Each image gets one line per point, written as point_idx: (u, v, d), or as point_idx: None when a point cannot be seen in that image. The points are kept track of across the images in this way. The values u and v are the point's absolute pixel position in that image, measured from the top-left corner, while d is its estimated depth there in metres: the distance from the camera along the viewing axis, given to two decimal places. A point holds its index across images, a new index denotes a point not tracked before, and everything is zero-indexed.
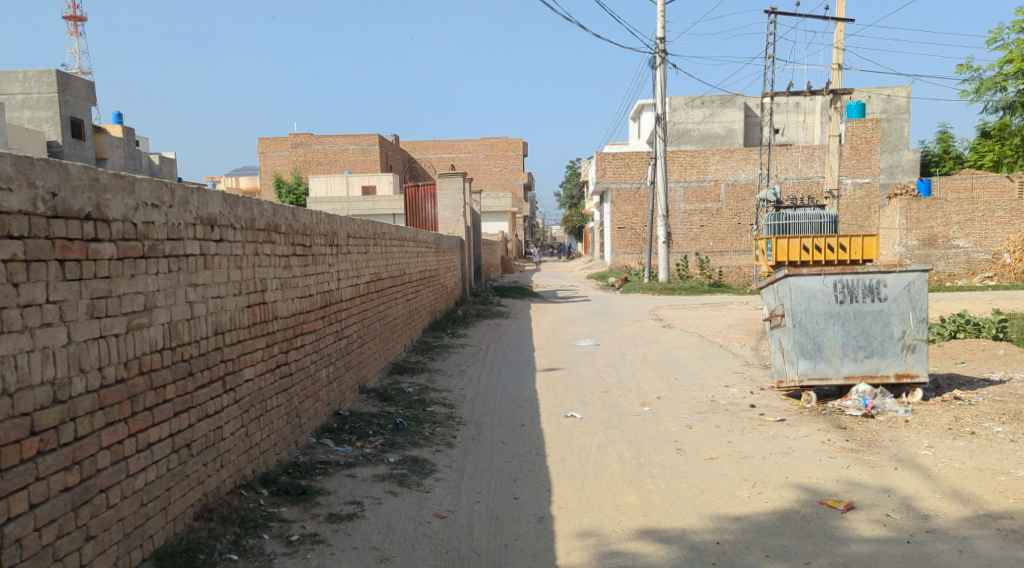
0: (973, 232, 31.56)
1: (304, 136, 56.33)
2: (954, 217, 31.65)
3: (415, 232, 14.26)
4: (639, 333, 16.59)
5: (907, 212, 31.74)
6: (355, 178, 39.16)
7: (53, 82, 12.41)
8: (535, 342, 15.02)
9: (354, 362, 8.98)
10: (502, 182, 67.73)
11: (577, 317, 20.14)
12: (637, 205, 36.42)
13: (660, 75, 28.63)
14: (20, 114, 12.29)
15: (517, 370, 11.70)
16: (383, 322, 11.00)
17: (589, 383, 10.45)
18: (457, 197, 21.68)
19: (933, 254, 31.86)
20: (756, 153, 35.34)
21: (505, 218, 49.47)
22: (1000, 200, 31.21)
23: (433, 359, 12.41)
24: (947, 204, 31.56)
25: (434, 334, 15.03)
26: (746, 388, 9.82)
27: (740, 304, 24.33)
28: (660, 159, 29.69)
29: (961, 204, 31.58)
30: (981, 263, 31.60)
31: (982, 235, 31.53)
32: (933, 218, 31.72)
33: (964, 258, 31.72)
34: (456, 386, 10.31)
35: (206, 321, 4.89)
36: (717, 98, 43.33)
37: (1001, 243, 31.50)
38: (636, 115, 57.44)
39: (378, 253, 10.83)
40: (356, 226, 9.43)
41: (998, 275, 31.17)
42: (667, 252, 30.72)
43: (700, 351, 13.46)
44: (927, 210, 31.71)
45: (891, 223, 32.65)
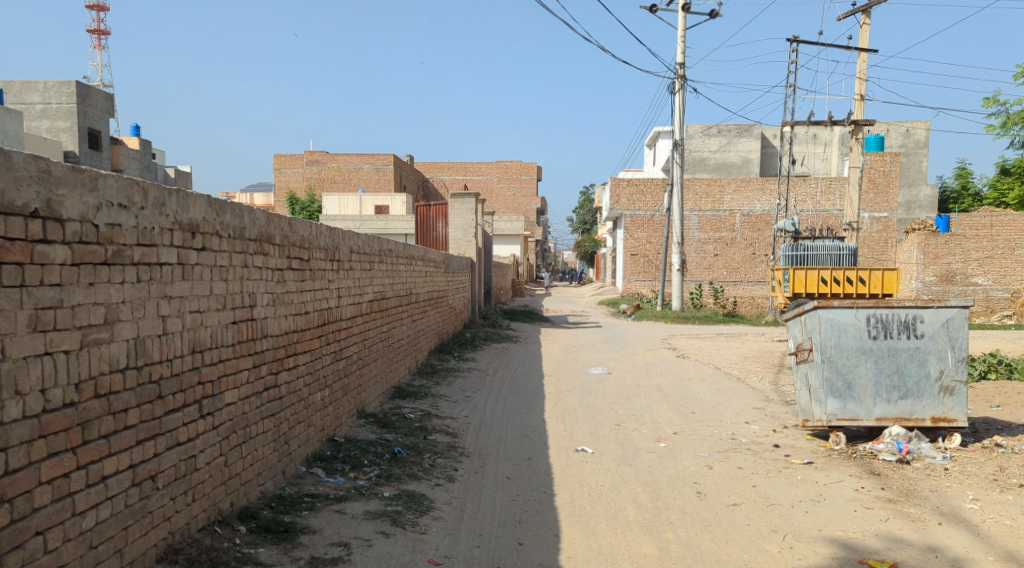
0: (993, 270, 30.90)
1: (319, 154, 56.23)
2: (973, 254, 30.99)
3: (423, 251, 13.79)
4: (652, 362, 16.00)
5: (925, 248, 31.17)
6: (368, 197, 38.87)
7: (73, 90, 10.38)
8: (543, 369, 14.44)
9: (353, 385, 8.46)
10: (515, 206, 67.43)
11: (587, 343, 19.57)
12: (650, 232, 35.91)
13: (679, 101, 28.22)
14: None
15: (526, 397, 11.14)
16: (387, 343, 10.50)
17: (600, 414, 9.87)
18: (470, 218, 21.19)
19: (951, 291, 31.17)
20: (773, 184, 34.84)
21: (517, 242, 49.08)
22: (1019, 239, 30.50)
23: (438, 383, 11.87)
24: (967, 240, 30.92)
25: (441, 357, 14.50)
26: (768, 426, 9.22)
27: (755, 336, 23.69)
28: (677, 185, 29.21)
29: (980, 241, 30.93)
30: (1000, 301, 30.89)
31: (1002, 273, 30.85)
32: (952, 254, 31.10)
33: (983, 295, 31.04)
34: (460, 413, 9.75)
35: (181, 338, 4.40)
36: (734, 127, 42.94)
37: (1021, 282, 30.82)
38: (651, 143, 57.13)
39: (384, 272, 10.36)
40: (361, 242, 8.96)
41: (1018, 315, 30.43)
42: (681, 280, 30.15)
43: (717, 384, 12.86)
44: (946, 246, 31.08)
45: (908, 257, 32.04)
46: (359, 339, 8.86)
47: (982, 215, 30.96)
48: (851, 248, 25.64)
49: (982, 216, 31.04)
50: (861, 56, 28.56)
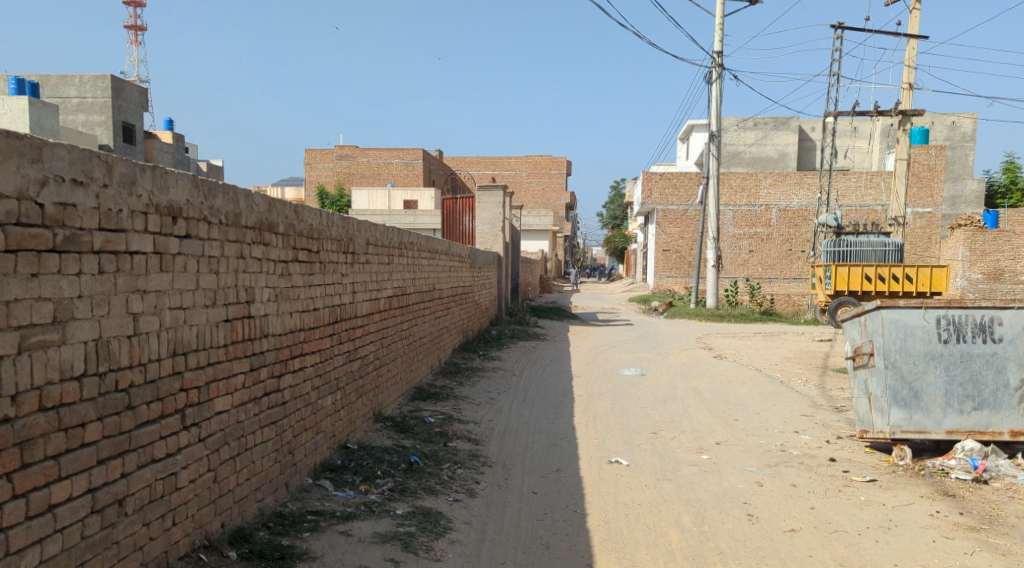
0: None
1: (349, 148, 55.87)
2: None
3: (447, 244, 13.18)
4: (688, 363, 15.26)
5: (972, 244, 29.94)
6: (397, 191, 38.39)
7: (109, 86, 11.50)
8: (572, 369, 13.77)
9: (369, 387, 7.85)
10: (545, 201, 66.71)
11: (619, 342, 18.86)
12: (683, 227, 35.03)
13: (715, 91, 27.34)
14: (74, 119, 11.40)
15: (554, 401, 10.49)
16: (408, 342, 9.89)
17: (635, 420, 9.21)
18: (497, 212, 20.72)
19: (999, 290, 30.00)
20: (811, 178, 33.79)
21: (546, 237, 48.35)
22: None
23: (461, 384, 11.25)
24: (1016, 237, 29.68)
25: (465, 356, 13.89)
26: (819, 436, 8.49)
27: (794, 335, 22.82)
28: (713, 178, 28.32)
29: None
30: None
31: None
32: (1000, 251, 29.85)
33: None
34: (483, 417, 9.11)
35: (159, 338, 3.79)
36: (770, 120, 41.81)
37: None
38: (684, 136, 56.14)
39: (404, 266, 9.73)
40: (379, 235, 8.34)
41: None
42: (716, 277, 29.28)
43: (758, 388, 12.12)
44: (993, 242, 29.86)
45: (953, 254, 30.85)
46: (375, 338, 8.23)
47: None
48: (896, 244, 24.62)
49: None
50: (908, 44, 27.45)
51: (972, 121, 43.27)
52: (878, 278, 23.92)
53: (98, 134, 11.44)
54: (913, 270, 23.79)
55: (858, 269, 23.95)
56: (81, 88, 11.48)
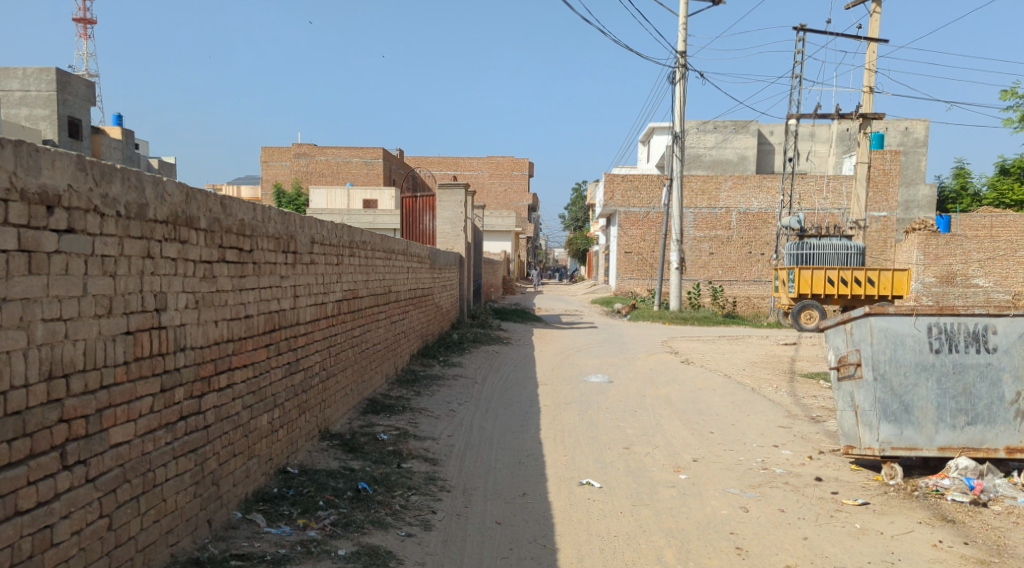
0: (995, 271, 29.89)
1: (307, 146, 54.57)
2: (974, 255, 29.92)
3: (405, 244, 12.44)
4: (655, 369, 14.66)
5: (926, 248, 30.03)
6: (356, 191, 37.44)
7: (53, 79, 10.62)
8: (537, 376, 13.07)
9: (313, 402, 7.09)
10: (506, 202, 66.12)
11: (584, 346, 18.23)
12: (645, 229, 34.66)
13: (679, 90, 26.95)
14: (16, 112, 10.60)
15: (518, 412, 9.79)
16: (360, 350, 9.14)
17: (605, 434, 8.57)
18: (458, 211, 19.88)
19: (951, 293, 30.04)
20: (772, 181, 33.68)
21: (508, 238, 47.74)
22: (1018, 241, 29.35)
23: (419, 394, 10.51)
24: (968, 241, 29.83)
25: (424, 362, 13.14)
26: (801, 451, 7.93)
27: (758, 339, 22.46)
28: (677, 179, 27.88)
29: (981, 242, 29.91)
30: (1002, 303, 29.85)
31: (1004, 275, 29.83)
32: (953, 255, 29.97)
33: (984, 297, 29.99)
34: (442, 432, 8.41)
35: (25, 358, 3.13)
36: (730, 123, 41.75)
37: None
38: (646, 139, 56.02)
39: (355, 267, 8.98)
40: (327, 232, 7.59)
41: None
42: (680, 279, 28.88)
43: (728, 396, 11.55)
44: (946, 246, 29.99)
45: (908, 257, 30.92)
46: (322, 347, 7.47)
47: (983, 215, 29.97)
48: (857, 247, 24.61)
49: (983, 217, 30.06)
50: (869, 47, 27.36)
51: (924, 127, 43.73)
52: (840, 281, 23.66)
53: (43, 130, 10.62)
54: (875, 273, 23.58)
55: (821, 272, 23.76)
56: (24, 81, 10.58)
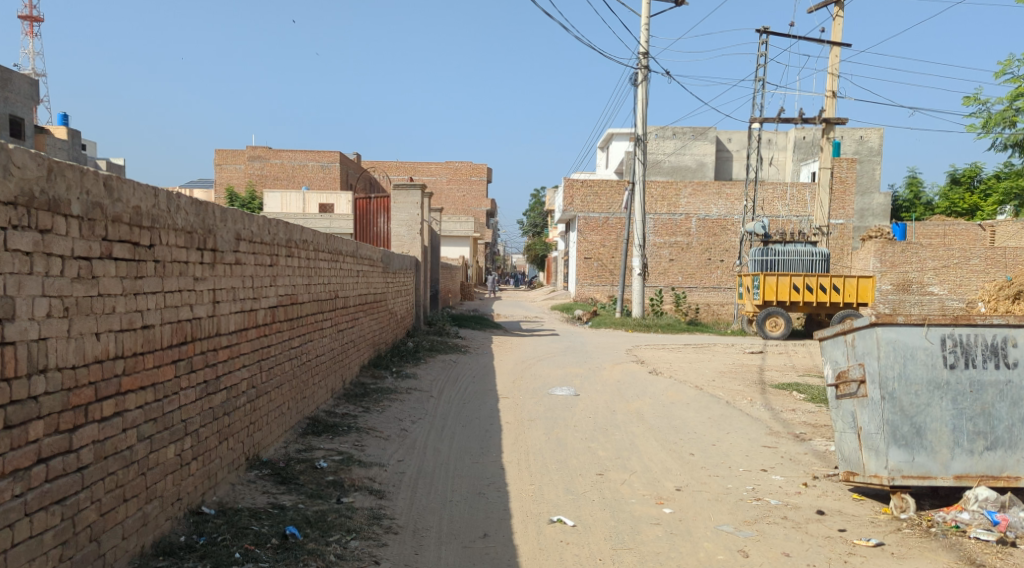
0: (948, 279, 29.65)
1: (261, 149, 52.99)
2: (929, 263, 29.74)
3: (354, 246, 11.43)
4: (621, 380, 13.77)
5: (882, 255, 29.78)
6: (311, 194, 36.20)
7: None
8: (498, 389, 12.09)
9: (239, 424, 6.09)
10: (465, 208, 65.16)
11: (546, 355, 17.31)
12: (605, 235, 33.96)
13: (641, 92, 26.19)
14: None
15: (476, 431, 8.84)
16: (299, 362, 8.12)
17: (575, 457, 7.69)
18: (415, 213, 18.90)
19: (907, 301, 29.93)
20: (731, 188, 33.26)
21: (466, 243, 46.78)
22: (974, 248, 29.24)
23: (369, 411, 9.50)
24: (922, 249, 29.65)
25: (375, 375, 12.07)
26: (795, 478, 7.11)
27: (723, 347, 21.79)
28: (639, 184, 27.16)
29: (936, 250, 29.66)
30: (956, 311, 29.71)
31: (957, 283, 29.59)
32: (909, 263, 29.77)
33: (939, 305, 29.82)
34: (392, 456, 7.43)
35: None
36: (689, 130, 41.41)
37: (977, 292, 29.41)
38: (605, 145, 55.51)
39: (295, 267, 7.97)
40: (258, 227, 6.60)
41: None
42: (642, 286, 28.17)
43: (701, 412, 10.70)
44: (902, 254, 29.77)
45: (865, 265, 30.63)
46: (250, 360, 6.45)
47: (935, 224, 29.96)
48: (821, 253, 24.02)
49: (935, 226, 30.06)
50: (831, 52, 26.96)
51: (878, 136, 43.96)
52: (805, 288, 23.17)
53: None
54: (840, 280, 23.14)
55: (786, 279, 23.18)
56: None
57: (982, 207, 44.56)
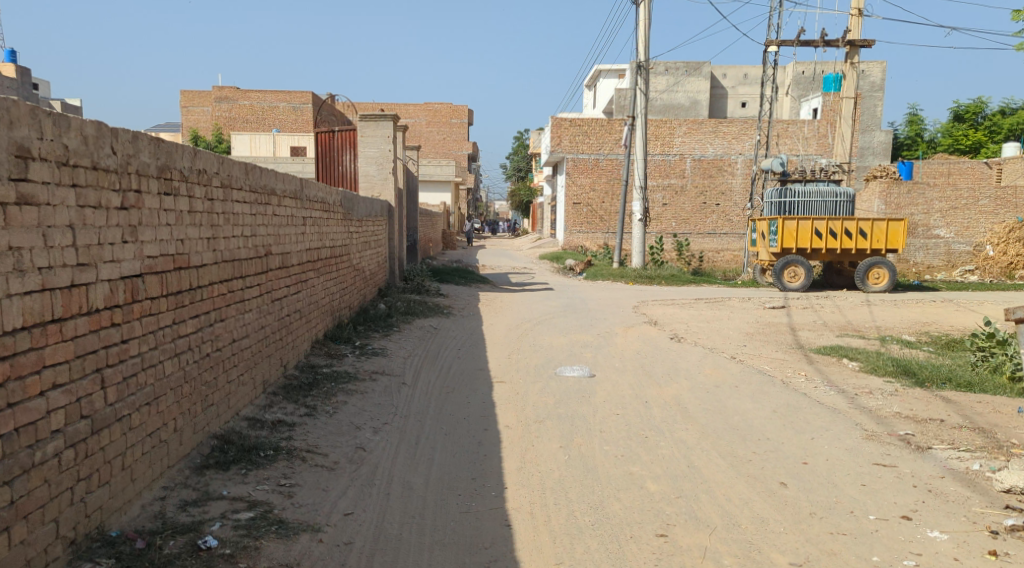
0: (956, 221, 27.00)
1: (228, 91, 49.46)
2: (935, 203, 27.03)
3: (298, 184, 8.69)
4: (640, 352, 11.10)
5: (887, 197, 26.97)
6: (281, 136, 33.11)
7: None
8: (491, 370, 9.53)
9: (50, 486, 3.68)
10: (445, 152, 61.87)
11: (543, 318, 14.60)
12: (595, 178, 31.06)
13: (643, 13, 22.90)
14: None
15: (464, 449, 6.34)
16: (195, 356, 5.49)
17: (616, 499, 5.20)
18: (385, 148, 15.97)
19: (911, 245, 27.24)
20: (728, 126, 30.37)
21: (447, 189, 43.73)
22: (983, 187, 26.64)
23: (313, 415, 6.90)
24: (930, 189, 26.87)
25: (331, 353, 9.39)
26: (967, 535, 4.58)
27: (738, 301, 19.12)
28: (641, 118, 24.16)
29: (943, 190, 26.98)
30: (963, 255, 27.04)
31: (964, 225, 26.95)
32: (915, 204, 27.06)
33: (945, 250, 27.15)
34: (332, 508, 4.93)
35: None
36: (682, 65, 38.23)
37: (985, 234, 26.88)
38: (591, 83, 52.19)
39: (182, 204, 5.31)
40: (83, 141, 4.00)
41: (981, 269, 26.35)
42: (643, 232, 25.40)
43: (757, 400, 8.04)
44: (908, 195, 27.02)
45: (868, 207, 27.79)
46: (75, 367, 3.91)
47: (941, 161, 27.10)
48: (847, 193, 20.90)
49: (940, 163, 27.17)
50: None
51: (881, 69, 40.83)
52: (829, 233, 20.26)
53: None
54: (867, 224, 20.25)
55: (807, 223, 20.21)
56: None
57: (986, 144, 41.58)
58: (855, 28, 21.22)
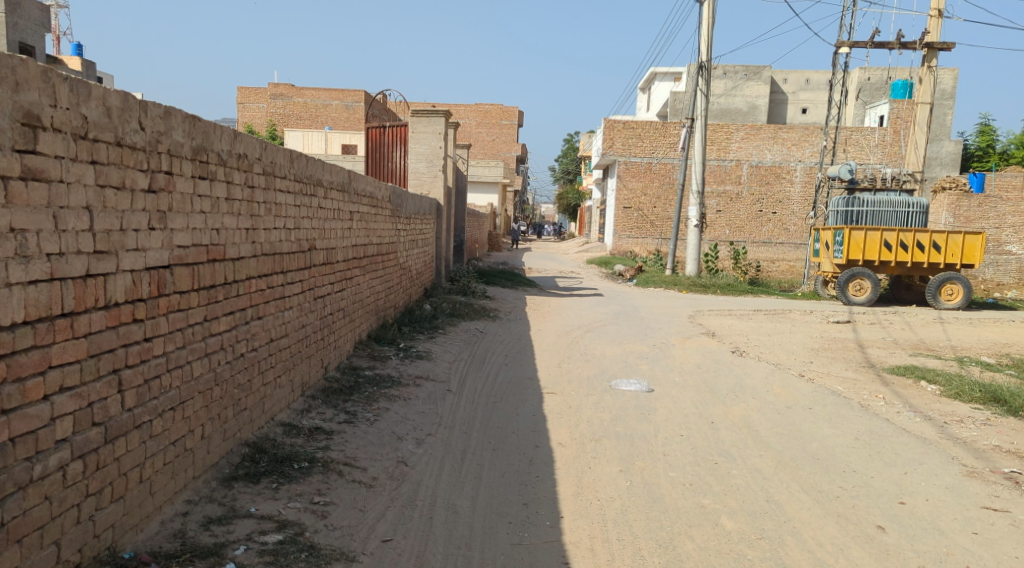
0: None
1: (283, 87, 49.79)
2: (1009, 218, 25.70)
3: (345, 176, 8.21)
4: (701, 365, 10.42)
5: (956, 210, 25.75)
6: (333, 133, 33.02)
7: None
8: (541, 380, 8.95)
9: (50, 503, 3.20)
10: (494, 153, 61.54)
11: (594, 325, 13.99)
12: (648, 182, 30.29)
13: (707, 12, 22.14)
14: None
15: (514, 468, 5.77)
16: (227, 356, 5.02)
17: (691, 537, 4.59)
18: (436, 145, 15.52)
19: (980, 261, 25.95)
20: (788, 132, 29.36)
21: (496, 190, 43.31)
22: None
23: (352, 423, 6.40)
24: (1003, 203, 25.56)
25: (374, 355, 8.91)
26: None
27: (799, 314, 18.29)
28: (701, 120, 23.38)
29: (1018, 204, 25.64)
30: None
31: None
32: (986, 218, 25.76)
33: (1018, 266, 25.79)
34: (371, 533, 4.41)
35: None
36: (741, 68, 37.22)
37: None
38: (647, 85, 51.33)
39: (218, 190, 4.84)
40: (106, 113, 3.52)
41: None
42: (698, 239, 24.60)
43: (834, 425, 7.33)
44: (979, 208, 25.75)
45: (934, 220, 26.57)
46: (87, 367, 3.42)
47: (1016, 173, 25.76)
48: (920, 204, 19.84)
49: (1016, 175, 25.83)
50: None
51: (952, 77, 39.20)
52: (899, 246, 19.25)
53: None
54: (941, 237, 19.19)
55: (876, 233, 19.26)
56: None
57: None
58: (933, 30, 20.21)
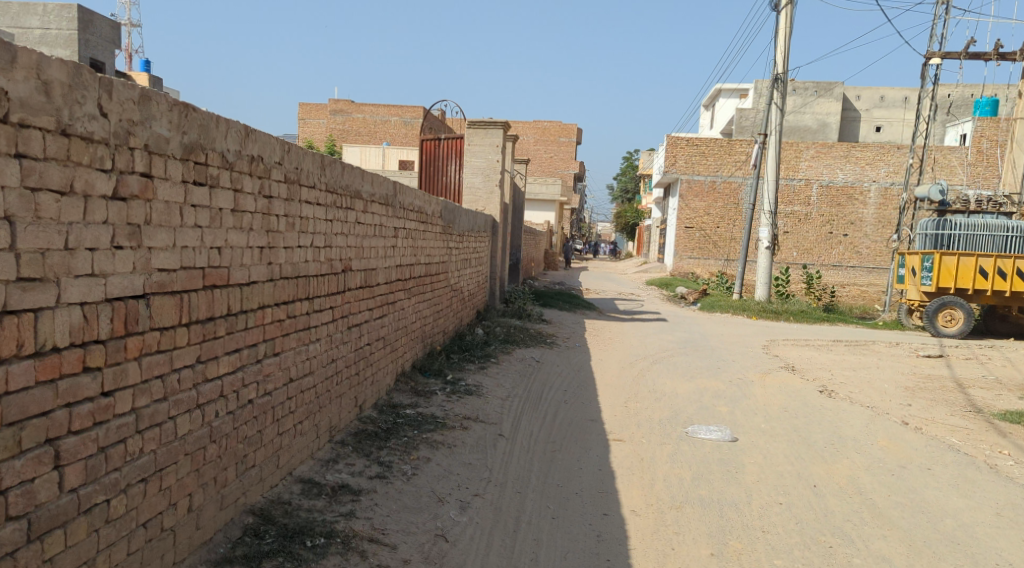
0: None
1: (344, 103, 49.57)
2: None
3: (389, 188, 7.26)
4: (787, 408, 9.17)
5: None
6: (391, 149, 32.46)
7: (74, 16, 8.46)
8: (606, 422, 7.84)
9: None
10: (552, 170, 60.59)
11: (661, 355, 12.80)
12: (711, 201, 28.91)
13: (784, 22, 20.87)
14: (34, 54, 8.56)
15: (579, 548, 4.68)
16: (228, 406, 4.06)
17: None
18: (494, 158, 14.55)
19: None
20: (861, 150, 27.69)
21: (553, 208, 42.29)
22: None
23: (384, 479, 5.40)
24: None
25: (417, 389, 7.93)
26: None
27: (884, 346, 16.78)
28: (775, 137, 21.95)
29: None
30: None
31: None
32: None
33: None
34: None
35: None
36: (811, 85, 35.59)
37: None
38: (711, 103, 49.86)
39: (223, 198, 3.88)
40: (39, 92, 2.64)
41: None
42: (769, 262, 23.14)
43: (966, 497, 6.04)
44: None
45: None
46: (1, 440, 2.59)
47: None
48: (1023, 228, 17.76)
49: None
50: None
51: None
52: (997, 273, 17.63)
53: None
54: None
55: (969, 259, 17.79)
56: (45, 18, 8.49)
57: None
58: None
